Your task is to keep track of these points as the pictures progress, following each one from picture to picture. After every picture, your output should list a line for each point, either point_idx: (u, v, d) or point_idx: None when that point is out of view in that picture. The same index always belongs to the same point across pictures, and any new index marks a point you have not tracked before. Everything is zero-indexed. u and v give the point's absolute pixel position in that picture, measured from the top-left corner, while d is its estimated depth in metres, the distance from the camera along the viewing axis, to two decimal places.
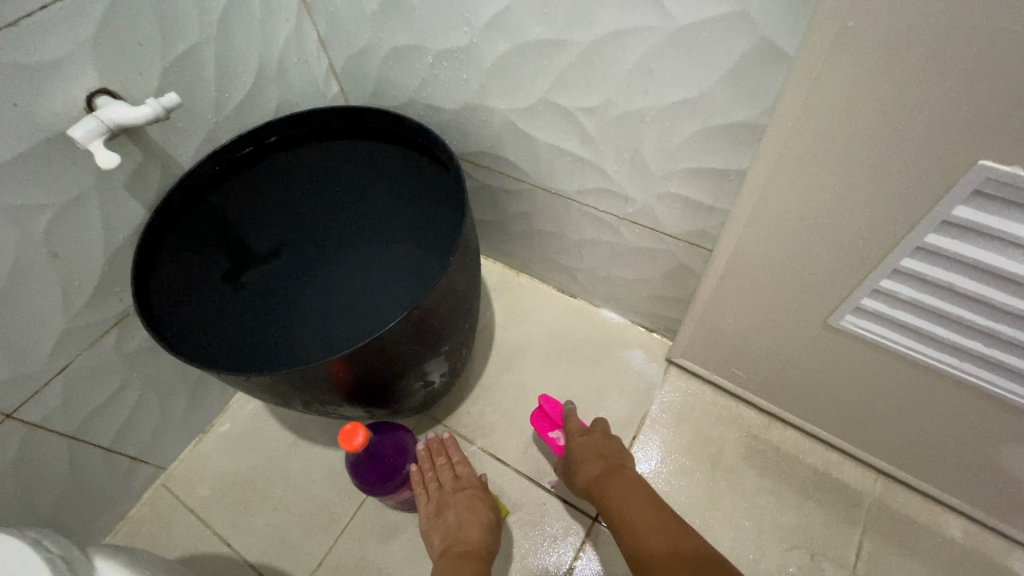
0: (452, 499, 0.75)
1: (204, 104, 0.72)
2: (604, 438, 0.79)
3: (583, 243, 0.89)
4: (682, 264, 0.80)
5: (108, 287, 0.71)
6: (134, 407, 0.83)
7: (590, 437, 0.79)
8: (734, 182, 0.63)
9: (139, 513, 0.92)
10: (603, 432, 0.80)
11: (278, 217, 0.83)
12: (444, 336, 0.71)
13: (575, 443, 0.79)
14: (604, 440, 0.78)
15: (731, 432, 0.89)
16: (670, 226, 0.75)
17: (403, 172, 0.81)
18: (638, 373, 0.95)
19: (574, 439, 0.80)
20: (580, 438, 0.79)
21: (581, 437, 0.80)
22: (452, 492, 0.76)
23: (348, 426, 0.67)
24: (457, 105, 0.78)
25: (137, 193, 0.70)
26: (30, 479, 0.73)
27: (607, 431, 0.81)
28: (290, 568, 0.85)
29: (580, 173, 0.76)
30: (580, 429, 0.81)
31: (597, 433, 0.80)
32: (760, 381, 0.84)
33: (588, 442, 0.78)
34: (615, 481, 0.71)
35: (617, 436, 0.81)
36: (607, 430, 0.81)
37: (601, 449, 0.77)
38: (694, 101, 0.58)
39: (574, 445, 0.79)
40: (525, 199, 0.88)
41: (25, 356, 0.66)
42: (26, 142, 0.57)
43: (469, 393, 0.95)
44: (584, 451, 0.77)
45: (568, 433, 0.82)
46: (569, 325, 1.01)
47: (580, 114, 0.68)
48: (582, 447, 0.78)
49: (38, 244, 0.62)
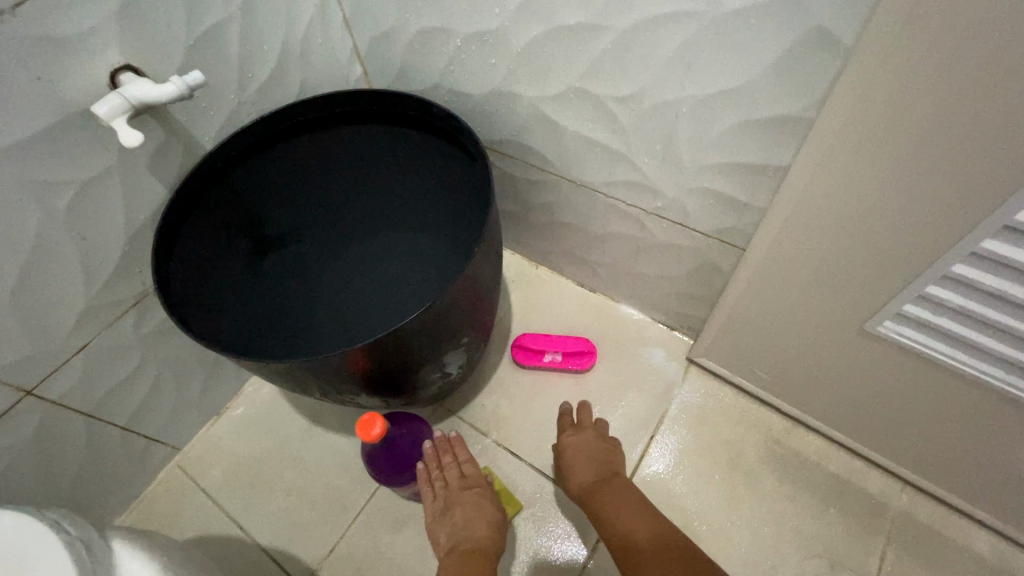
0: (459, 497, 0.73)
1: (227, 84, 0.71)
2: (597, 439, 0.79)
3: (606, 237, 0.87)
4: (710, 262, 0.77)
5: (128, 268, 0.71)
6: (150, 387, 0.82)
7: (584, 436, 0.80)
8: (773, 178, 0.61)
9: (152, 493, 0.92)
10: (596, 431, 0.81)
11: (298, 201, 0.81)
12: (462, 330, 0.69)
13: (568, 442, 0.80)
14: (597, 440, 0.79)
15: (751, 435, 0.87)
16: (700, 222, 0.72)
17: (426, 159, 0.79)
18: (657, 372, 0.93)
19: (567, 437, 0.81)
20: (572, 436, 0.80)
21: (573, 435, 0.80)
22: (459, 491, 0.74)
23: (366, 415, 0.65)
24: (484, 91, 0.76)
25: (158, 172, 0.69)
26: (48, 455, 0.74)
27: (602, 431, 0.81)
28: (302, 553, 0.86)
29: (608, 164, 0.73)
30: (572, 427, 0.82)
31: (591, 432, 0.80)
32: (785, 384, 0.82)
33: (581, 442, 0.79)
34: (607, 485, 0.72)
35: (613, 437, 0.81)
36: (603, 430, 0.81)
37: (593, 450, 0.77)
38: (737, 92, 0.55)
39: (567, 441, 0.80)
40: (549, 189, 0.86)
41: (45, 333, 0.66)
42: (50, 116, 0.56)
43: (484, 385, 0.94)
44: (575, 450, 0.78)
45: (561, 430, 0.83)
46: (587, 319, 0.99)
47: (612, 103, 0.65)
48: (575, 444, 0.79)
49: (59, 222, 0.62)
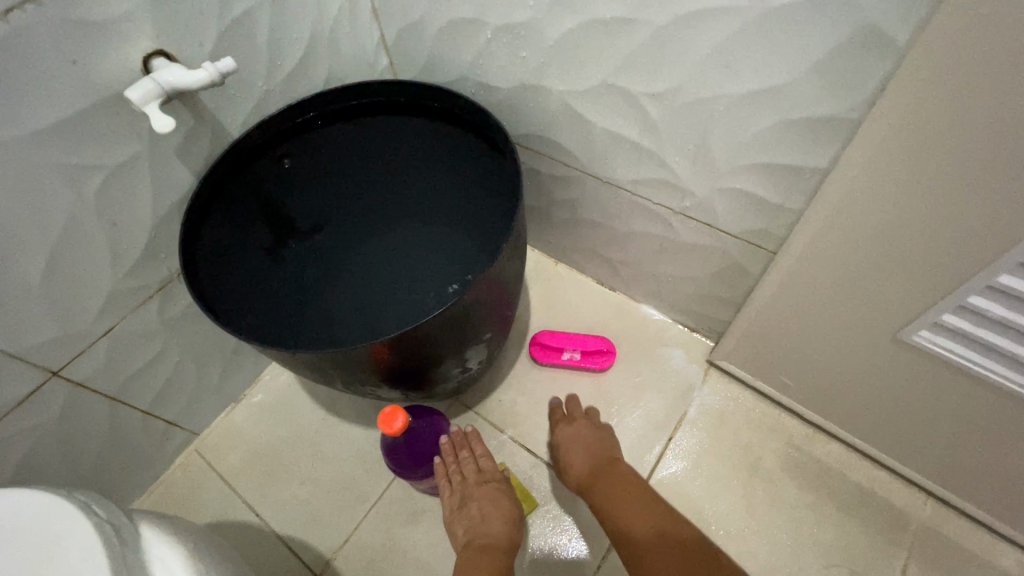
0: (474, 492, 0.73)
1: (256, 71, 0.70)
2: (590, 428, 0.81)
3: (629, 235, 0.85)
4: (736, 264, 0.76)
5: (154, 253, 0.71)
6: (172, 373, 0.83)
7: (577, 426, 0.82)
8: (809, 181, 0.59)
9: (170, 476, 0.93)
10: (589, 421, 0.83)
11: (322, 190, 0.80)
12: (485, 326, 0.69)
13: (563, 435, 0.82)
14: (590, 429, 0.81)
15: (771, 441, 0.86)
16: (729, 224, 0.71)
17: (453, 152, 0.79)
18: (677, 373, 0.92)
19: (561, 430, 0.83)
20: (566, 428, 0.82)
21: (568, 427, 0.83)
22: (476, 486, 0.73)
23: (387, 408, 0.65)
24: (512, 85, 0.75)
25: (186, 159, 0.69)
26: (72, 436, 0.75)
27: (595, 420, 0.84)
28: (317, 541, 0.86)
29: (637, 161, 0.72)
30: (566, 419, 0.84)
31: (584, 422, 0.83)
32: (808, 391, 0.80)
33: (575, 433, 0.81)
34: (605, 470, 0.73)
35: (606, 424, 0.83)
36: (595, 419, 0.84)
37: (587, 439, 0.80)
38: (777, 91, 0.54)
39: (562, 434, 0.82)
40: (573, 186, 0.85)
41: (72, 316, 0.67)
42: (83, 101, 0.56)
43: (501, 381, 0.94)
44: (570, 441, 0.80)
45: (555, 425, 0.85)
46: (606, 318, 0.98)
47: (645, 100, 0.64)
48: (569, 435, 0.81)
49: (89, 206, 0.62)
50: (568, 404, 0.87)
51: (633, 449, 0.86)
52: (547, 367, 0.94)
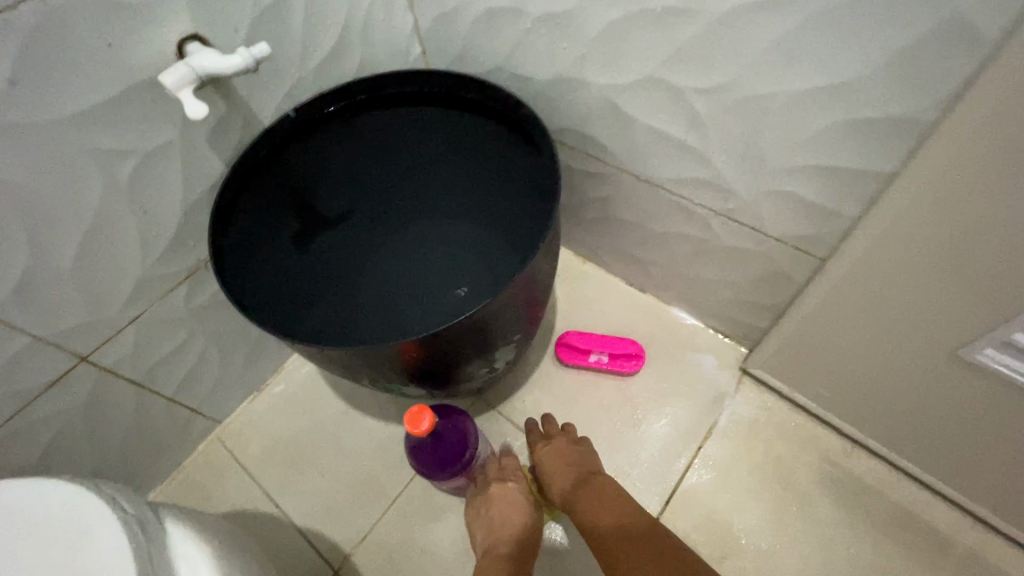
0: (494, 496, 0.75)
1: (289, 58, 0.69)
2: (568, 444, 0.78)
3: (664, 236, 0.82)
4: (779, 270, 0.72)
5: (183, 241, 0.71)
6: (196, 361, 0.83)
7: (555, 445, 0.78)
8: (868, 186, 0.55)
9: (193, 463, 0.93)
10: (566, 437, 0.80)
11: (351, 180, 0.78)
12: (515, 326, 0.67)
13: (540, 455, 0.78)
14: (567, 444, 0.78)
15: (806, 455, 0.82)
16: (775, 228, 0.68)
17: (485, 146, 0.76)
18: (708, 380, 0.89)
19: (539, 450, 0.79)
20: (543, 448, 0.78)
21: (545, 446, 0.79)
22: (494, 487, 0.76)
23: (414, 408, 0.64)
24: (551, 77, 0.72)
25: (218, 146, 0.68)
26: (98, 421, 0.75)
27: (573, 435, 0.80)
28: (336, 535, 0.86)
29: (679, 159, 0.69)
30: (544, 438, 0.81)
31: (561, 439, 0.79)
32: (850, 405, 0.77)
33: (552, 451, 0.77)
34: (583, 488, 0.70)
35: (584, 438, 0.80)
36: (574, 435, 0.80)
37: (565, 456, 0.76)
38: (841, 88, 0.50)
39: (540, 455, 0.78)
40: (608, 183, 0.82)
41: (102, 302, 0.66)
42: (118, 85, 0.55)
43: (526, 381, 0.92)
44: (549, 461, 0.76)
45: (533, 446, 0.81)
46: (636, 320, 0.95)
47: (693, 96, 0.61)
48: (546, 455, 0.77)
49: (121, 192, 0.61)
50: (545, 423, 0.83)
51: (660, 457, 0.84)
52: (573, 368, 0.91)
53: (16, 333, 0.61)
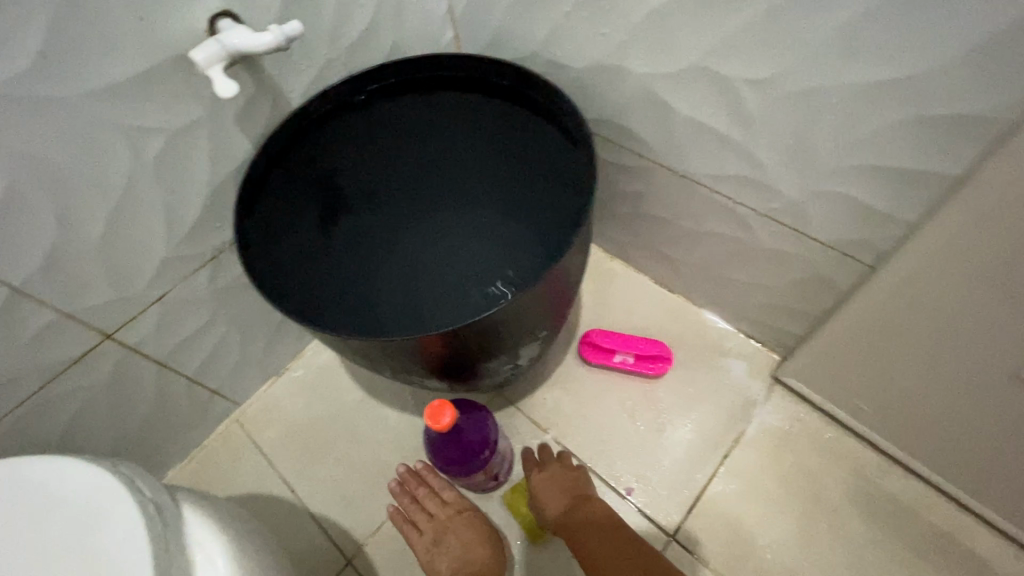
0: (451, 524, 0.76)
1: (320, 38, 0.67)
2: (564, 470, 0.77)
3: (699, 235, 0.79)
4: (822, 276, 0.69)
5: (208, 222, 0.70)
6: (217, 343, 0.83)
7: (550, 472, 0.77)
8: (931, 189, 0.52)
9: (211, 444, 0.93)
10: (562, 464, 0.79)
11: (376, 165, 0.76)
12: (542, 322, 0.64)
13: (537, 482, 0.76)
14: (563, 472, 0.77)
15: (839, 470, 0.79)
16: (822, 231, 0.64)
17: (516, 134, 0.74)
18: (736, 387, 0.85)
19: (534, 477, 0.77)
20: (539, 475, 0.77)
21: (541, 473, 0.77)
22: (448, 518, 0.76)
23: (436, 402, 0.62)
24: (588, 65, 0.69)
25: (245, 126, 0.66)
26: (120, 399, 0.75)
27: (566, 460, 0.80)
28: (350, 525, 0.85)
29: (721, 155, 0.66)
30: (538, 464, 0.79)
31: (557, 466, 0.78)
32: (890, 420, 0.73)
33: (549, 479, 0.76)
34: (580, 516, 0.71)
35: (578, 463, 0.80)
36: (567, 461, 0.79)
37: (563, 483, 0.76)
38: (909, 82, 0.47)
39: (535, 483, 0.76)
40: (642, 178, 0.78)
41: (127, 280, 0.66)
42: (147, 61, 0.54)
43: (547, 379, 0.89)
44: (544, 487, 0.75)
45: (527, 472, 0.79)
46: (663, 322, 0.92)
47: (742, 87, 0.57)
48: (542, 482, 0.76)
49: (148, 170, 0.61)
50: (541, 450, 0.81)
51: (683, 464, 0.81)
52: (596, 368, 0.89)
53: (42, 308, 0.61)
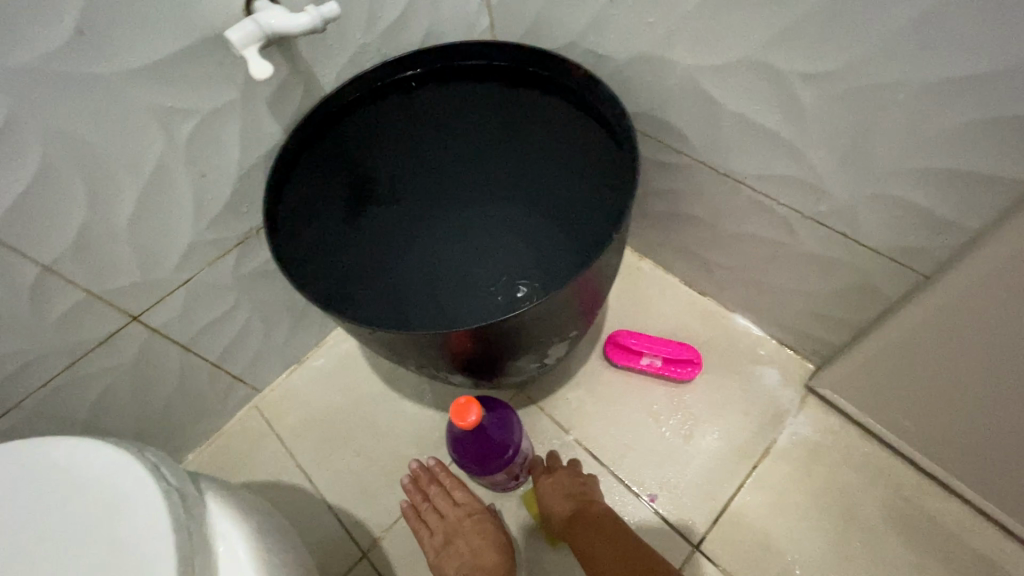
0: (461, 527, 0.75)
1: (355, 21, 0.65)
2: (571, 477, 0.75)
3: (737, 237, 0.76)
4: (869, 284, 0.65)
5: (236, 206, 0.69)
6: (241, 329, 0.82)
7: (556, 478, 0.75)
8: (1001, 196, 0.48)
9: (230, 429, 0.93)
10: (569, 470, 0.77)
11: (406, 155, 0.74)
12: (572, 323, 0.63)
13: (542, 489, 0.75)
14: (570, 479, 0.75)
15: (874, 487, 0.75)
16: (873, 236, 0.60)
17: (551, 128, 0.71)
18: (768, 395, 0.82)
19: (540, 483, 0.76)
20: (545, 481, 0.75)
21: (546, 479, 0.76)
22: (458, 521, 0.75)
23: (463, 399, 0.60)
24: (630, 55, 0.67)
25: (277, 110, 0.65)
26: (145, 381, 0.75)
27: (576, 467, 0.77)
28: (366, 517, 0.84)
29: (768, 153, 0.63)
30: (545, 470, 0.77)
31: (564, 472, 0.76)
32: (933, 438, 0.69)
33: (554, 486, 0.74)
34: (581, 523, 0.68)
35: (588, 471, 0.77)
36: (576, 468, 0.77)
37: (569, 490, 0.74)
38: (987, 80, 0.43)
39: (541, 489, 0.75)
40: (680, 175, 0.75)
41: (155, 262, 0.66)
42: (183, 41, 0.53)
43: (571, 379, 0.87)
44: (550, 494, 0.74)
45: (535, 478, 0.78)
46: (693, 325, 0.89)
47: (798, 81, 0.54)
48: (547, 489, 0.74)
49: (180, 152, 0.60)
50: (549, 457, 0.79)
51: (710, 472, 0.79)
52: (622, 369, 0.86)
53: (71, 287, 0.61)
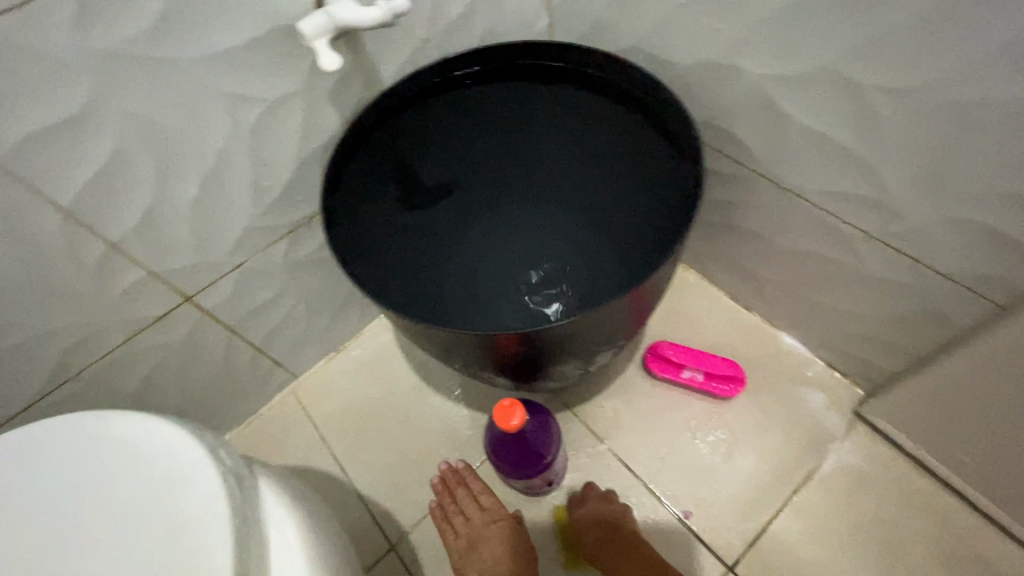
0: (484, 533, 0.74)
1: (419, 17, 0.65)
2: (604, 510, 0.74)
3: (792, 253, 0.73)
4: (935, 310, 0.62)
5: (291, 195, 0.70)
6: (285, 315, 0.84)
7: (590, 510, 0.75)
8: None
9: (267, 413, 0.95)
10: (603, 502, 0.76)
11: (457, 152, 0.74)
12: (623, 332, 0.61)
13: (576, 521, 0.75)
14: (603, 512, 0.74)
15: (923, 521, 0.72)
16: (944, 261, 0.58)
17: (608, 133, 0.70)
18: (813, 418, 0.80)
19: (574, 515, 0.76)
20: (579, 514, 0.75)
21: (580, 511, 0.75)
22: (482, 526, 0.74)
23: (507, 402, 0.60)
24: (696, 61, 0.65)
25: (338, 102, 0.66)
26: (192, 360, 0.77)
27: (610, 497, 0.76)
28: (396, 510, 0.85)
29: (836, 169, 0.60)
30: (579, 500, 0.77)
31: (597, 505, 0.75)
32: (993, 477, 0.66)
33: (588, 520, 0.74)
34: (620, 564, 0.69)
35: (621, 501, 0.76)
36: (610, 499, 0.76)
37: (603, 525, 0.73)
38: None
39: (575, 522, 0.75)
40: (736, 186, 0.73)
41: (211, 246, 0.67)
42: (255, 29, 0.54)
43: (608, 386, 0.86)
44: (585, 529, 0.74)
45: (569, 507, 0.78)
46: (737, 340, 0.87)
47: (877, 95, 0.52)
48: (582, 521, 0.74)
49: (244, 139, 0.61)
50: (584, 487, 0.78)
51: (749, 493, 0.76)
52: (660, 381, 0.85)
53: (132, 265, 0.63)
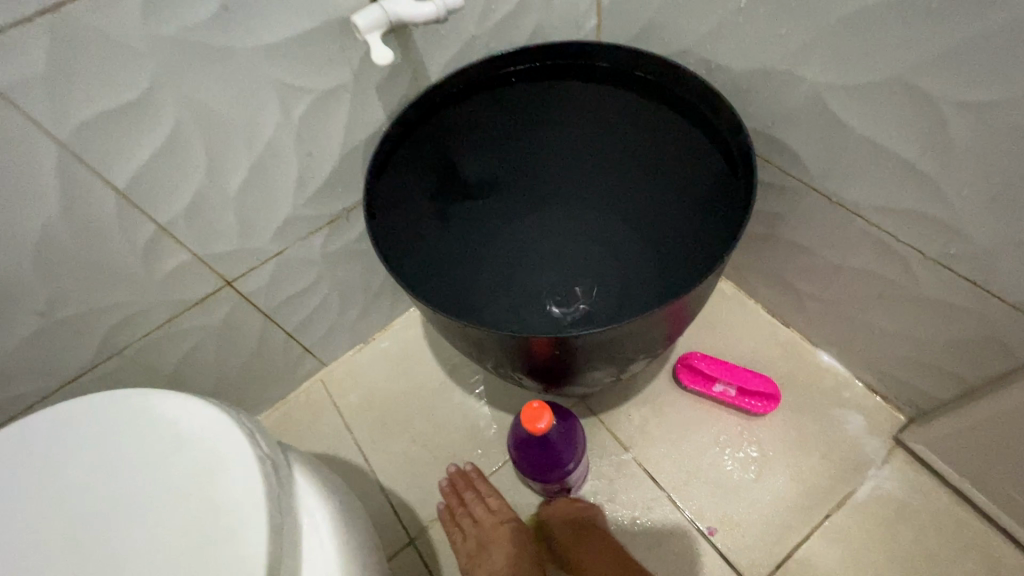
0: (495, 535, 0.73)
1: (470, 12, 0.65)
2: (573, 509, 0.76)
3: (839, 269, 0.71)
4: (993, 338, 0.59)
5: (333, 186, 0.71)
6: (319, 303, 0.85)
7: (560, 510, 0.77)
8: None
9: (294, 398, 0.96)
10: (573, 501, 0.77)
11: (499, 150, 0.73)
12: (660, 342, 0.60)
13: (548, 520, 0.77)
14: (570, 510, 0.76)
15: (963, 557, 0.69)
16: (1006, 287, 0.55)
17: (654, 138, 0.69)
18: (850, 441, 0.77)
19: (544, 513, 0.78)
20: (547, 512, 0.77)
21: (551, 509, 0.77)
22: (493, 528, 0.74)
23: (536, 404, 0.60)
24: (751, 67, 0.63)
25: (385, 95, 0.66)
26: (229, 342, 0.79)
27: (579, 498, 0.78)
28: (416, 504, 0.85)
29: (895, 184, 0.58)
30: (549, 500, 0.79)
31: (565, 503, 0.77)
32: None
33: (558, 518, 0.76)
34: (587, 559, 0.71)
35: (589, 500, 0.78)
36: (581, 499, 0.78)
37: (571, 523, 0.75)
38: None
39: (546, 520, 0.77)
40: (783, 197, 0.71)
41: (254, 232, 0.68)
42: (310, 20, 0.55)
43: (636, 394, 0.84)
44: (556, 527, 0.76)
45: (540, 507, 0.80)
46: (773, 355, 0.84)
47: (948, 109, 0.49)
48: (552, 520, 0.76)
49: (292, 128, 0.62)
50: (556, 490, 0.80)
51: (778, 513, 0.74)
52: (690, 393, 0.83)
53: (179, 248, 0.64)
